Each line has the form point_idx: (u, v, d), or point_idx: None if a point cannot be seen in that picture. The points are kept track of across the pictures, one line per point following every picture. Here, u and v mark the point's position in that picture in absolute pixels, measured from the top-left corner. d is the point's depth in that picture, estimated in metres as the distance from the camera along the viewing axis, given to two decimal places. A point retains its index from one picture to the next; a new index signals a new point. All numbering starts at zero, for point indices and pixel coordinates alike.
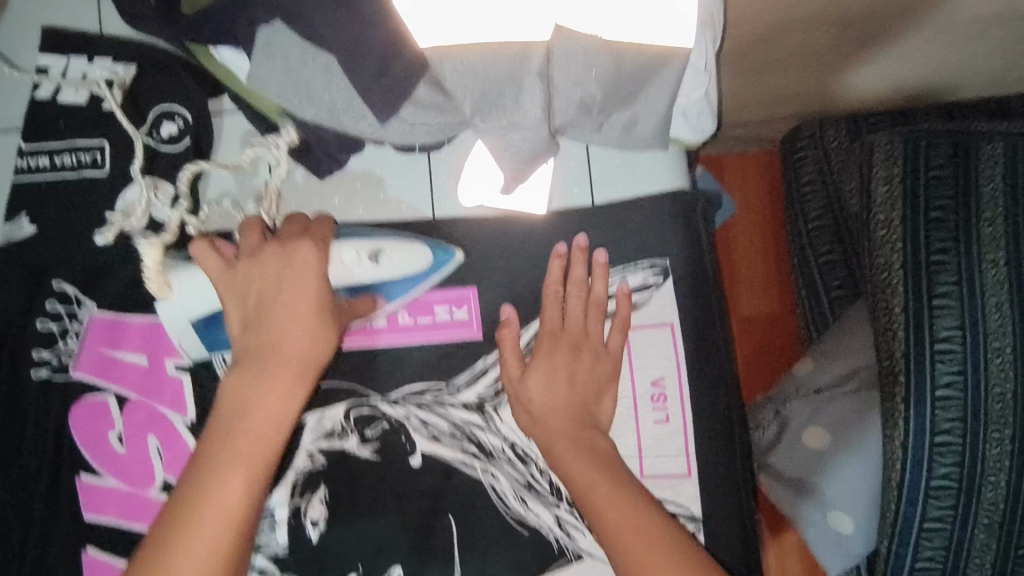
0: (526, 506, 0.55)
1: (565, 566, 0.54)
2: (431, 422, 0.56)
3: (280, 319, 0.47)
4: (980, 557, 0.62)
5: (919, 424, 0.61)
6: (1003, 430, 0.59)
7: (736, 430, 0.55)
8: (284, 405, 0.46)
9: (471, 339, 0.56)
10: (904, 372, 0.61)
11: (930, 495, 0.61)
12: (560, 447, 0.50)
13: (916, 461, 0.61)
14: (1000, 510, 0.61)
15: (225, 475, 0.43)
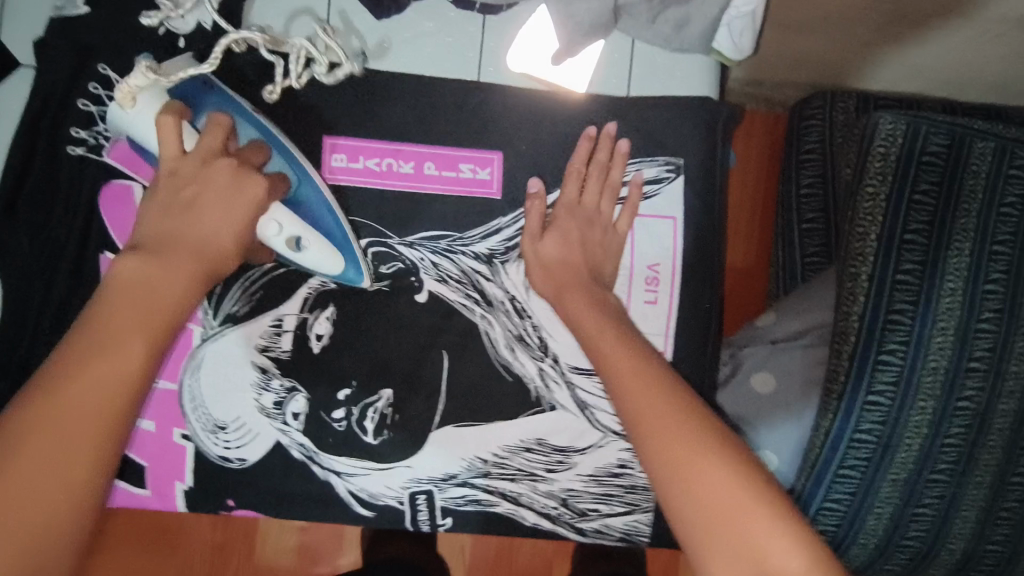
0: (514, 355, 0.61)
1: (538, 414, 0.61)
2: (441, 266, 0.60)
3: (195, 221, 0.47)
4: (881, 521, 0.64)
5: (857, 386, 0.62)
6: (927, 410, 0.61)
7: (712, 325, 0.62)
8: (177, 287, 0.44)
9: (492, 198, 0.60)
10: (854, 337, 0.62)
11: (851, 451, 0.62)
12: (567, 298, 0.54)
13: (846, 419, 0.62)
14: (912, 482, 0.63)
15: (115, 348, 0.39)
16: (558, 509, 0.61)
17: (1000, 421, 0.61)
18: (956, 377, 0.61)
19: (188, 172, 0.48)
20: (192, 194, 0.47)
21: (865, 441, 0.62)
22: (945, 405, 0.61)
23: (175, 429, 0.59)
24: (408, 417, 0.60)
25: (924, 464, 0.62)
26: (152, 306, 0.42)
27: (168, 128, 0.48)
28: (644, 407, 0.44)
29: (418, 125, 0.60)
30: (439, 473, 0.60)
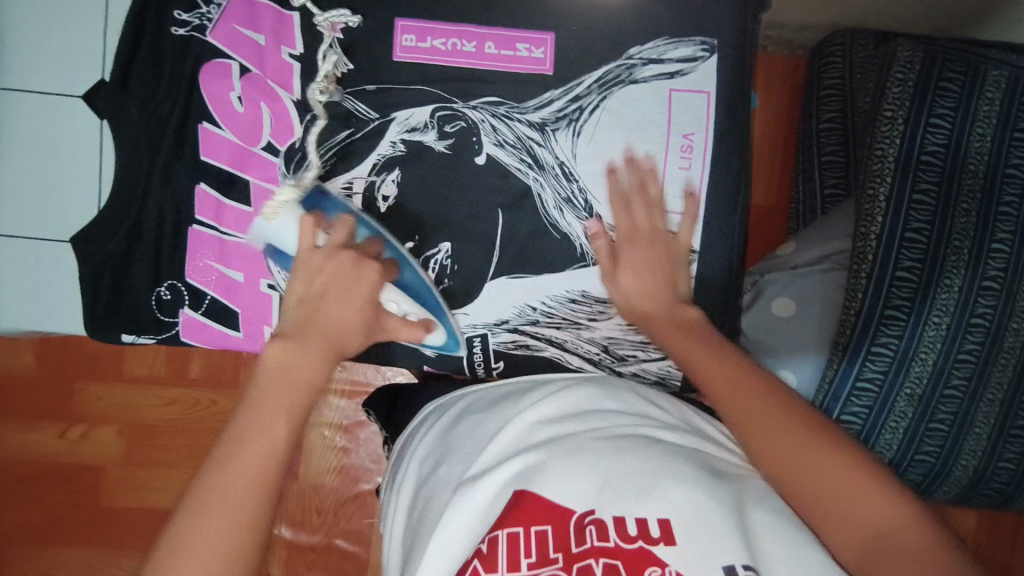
0: (561, 215, 0.68)
1: (582, 269, 0.68)
2: (499, 130, 0.67)
3: (326, 313, 0.54)
4: (896, 421, 0.75)
5: (879, 293, 0.72)
6: (942, 317, 0.71)
7: (742, 192, 0.69)
8: (310, 368, 0.52)
9: (546, 74, 0.67)
10: (874, 250, 0.73)
11: (868, 357, 0.72)
12: (628, 272, 0.64)
13: (866, 328, 0.72)
14: (924, 382, 0.73)
15: (264, 427, 0.49)
16: (600, 354, 0.70)
17: (1016, 323, 0.70)
18: (968, 290, 0.71)
19: (341, 270, 0.55)
20: (322, 284, 0.55)
21: (891, 338, 0.72)
22: (957, 313, 0.71)
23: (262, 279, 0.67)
24: (466, 267, 0.68)
25: (944, 361, 0.72)
26: (295, 394, 0.51)
27: (307, 229, 0.57)
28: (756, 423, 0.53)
29: (478, 8, 0.67)
30: (492, 319, 0.69)
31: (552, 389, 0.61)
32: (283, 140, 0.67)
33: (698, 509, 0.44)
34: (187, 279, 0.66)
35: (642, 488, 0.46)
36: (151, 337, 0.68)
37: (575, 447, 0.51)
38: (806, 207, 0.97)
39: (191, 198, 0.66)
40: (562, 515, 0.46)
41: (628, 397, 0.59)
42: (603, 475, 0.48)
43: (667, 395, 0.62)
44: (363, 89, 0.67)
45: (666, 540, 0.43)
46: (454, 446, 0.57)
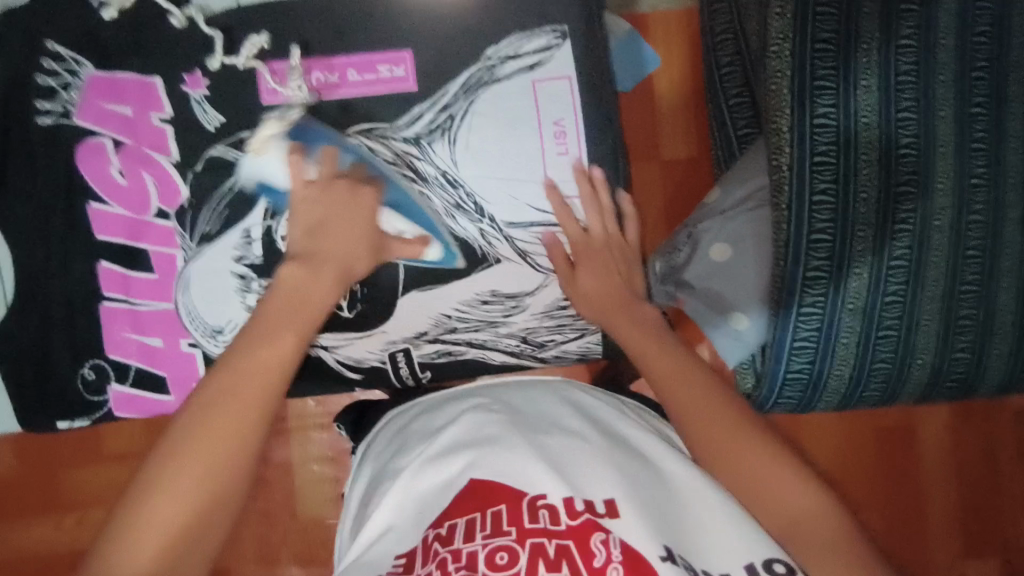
0: (454, 221, 0.70)
1: (487, 269, 0.70)
2: (378, 152, 0.69)
3: (330, 241, 0.64)
4: (847, 335, 0.75)
5: (801, 221, 0.73)
6: (867, 230, 0.73)
7: (620, 162, 0.72)
8: (284, 352, 0.56)
9: (410, 90, 0.70)
10: (789, 179, 0.74)
11: (805, 284, 0.74)
12: (607, 290, 0.68)
13: (796, 257, 0.74)
14: (863, 295, 0.73)
15: (209, 418, 0.52)
16: (520, 345, 0.73)
17: (939, 219, 0.72)
18: (885, 198, 0.72)
19: (339, 194, 0.65)
20: (334, 215, 0.65)
21: (821, 261, 0.73)
22: (879, 224, 0.73)
23: (181, 340, 0.69)
24: (375, 288, 0.70)
25: (877, 273, 0.73)
26: (259, 380, 0.54)
27: (296, 167, 0.66)
28: (701, 417, 0.57)
29: (332, 41, 0.69)
30: (412, 332, 0.71)
31: (504, 387, 0.63)
32: (173, 202, 0.68)
33: (636, 499, 0.49)
34: (108, 355, 0.68)
35: (591, 477, 0.50)
36: (85, 420, 0.69)
37: (533, 441, 0.53)
38: (726, 153, 0.99)
39: (95, 278, 0.67)
40: (515, 497, 0.48)
41: (562, 390, 0.61)
42: (557, 469, 0.51)
43: (609, 394, 0.64)
44: (238, 137, 0.68)
45: (611, 518, 0.47)
46: (401, 447, 0.59)
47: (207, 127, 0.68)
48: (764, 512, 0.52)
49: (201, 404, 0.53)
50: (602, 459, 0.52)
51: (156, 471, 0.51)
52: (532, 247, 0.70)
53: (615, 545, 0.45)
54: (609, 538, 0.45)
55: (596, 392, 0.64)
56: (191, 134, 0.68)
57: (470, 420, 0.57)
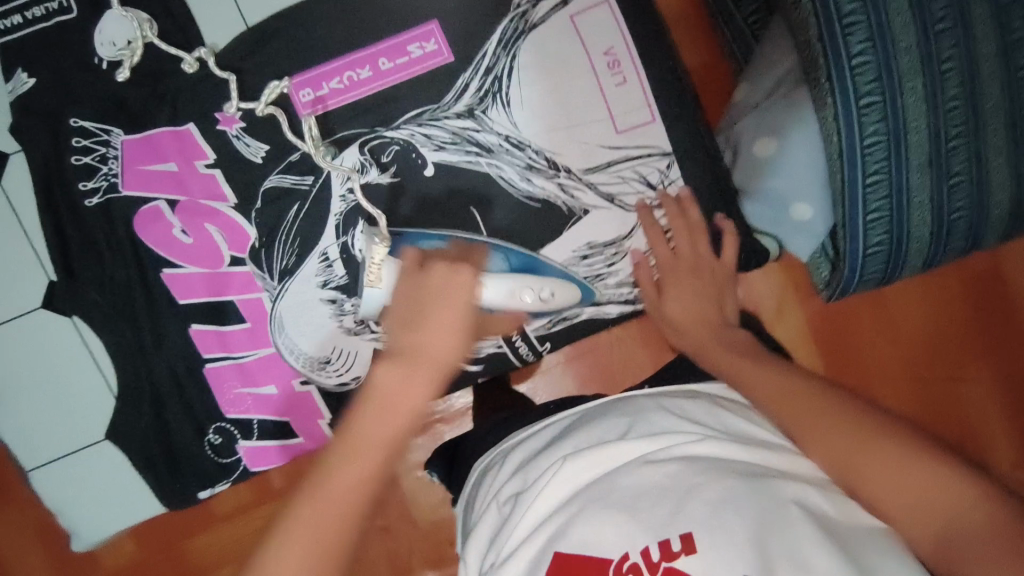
0: (531, 183, 0.66)
1: (578, 223, 0.66)
2: (433, 135, 0.65)
3: (430, 336, 0.47)
4: (914, 211, 0.65)
5: (845, 94, 0.62)
6: (915, 82, 0.61)
7: (681, 75, 0.67)
8: (404, 419, 0.46)
9: (448, 63, 0.65)
10: (822, 52, 0.63)
11: (865, 158, 0.63)
12: (686, 290, 0.66)
13: (850, 130, 0.63)
14: (928, 158, 0.63)
15: (349, 459, 0.45)
16: (634, 290, 0.69)
17: (985, 50, 0.60)
18: (926, 43, 0.61)
19: (437, 285, 0.49)
20: (427, 293, 0.49)
21: (880, 163, 0.63)
22: (928, 73, 0.61)
23: (293, 380, 0.67)
24: None
25: (933, 171, 0.64)
26: (383, 437, 0.46)
27: (410, 261, 0.53)
28: (823, 432, 0.50)
29: (353, 35, 0.64)
30: None
31: (583, 420, 0.57)
32: (244, 247, 0.65)
33: (722, 531, 0.43)
34: (228, 416, 0.66)
35: (672, 519, 0.44)
36: (224, 483, 0.68)
37: (611, 493, 0.48)
38: (741, 48, 0.86)
39: (191, 343, 0.65)
40: (600, 570, 0.44)
41: (651, 416, 0.53)
42: (636, 519, 0.45)
43: (721, 389, 0.58)
44: (289, 162, 0.65)
45: (688, 555, 0.42)
46: (489, 512, 0.54)
47: (254, 160, 0.65)
48: (907, 520, 0.45)
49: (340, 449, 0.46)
50: (683, 495, 0.45)
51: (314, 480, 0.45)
52: (617, 187, 0.66)
53: None
54: None
55: (693, 395, 0.57)
56: (242, 173, 0.64)
57: (558, 471, 0.51)
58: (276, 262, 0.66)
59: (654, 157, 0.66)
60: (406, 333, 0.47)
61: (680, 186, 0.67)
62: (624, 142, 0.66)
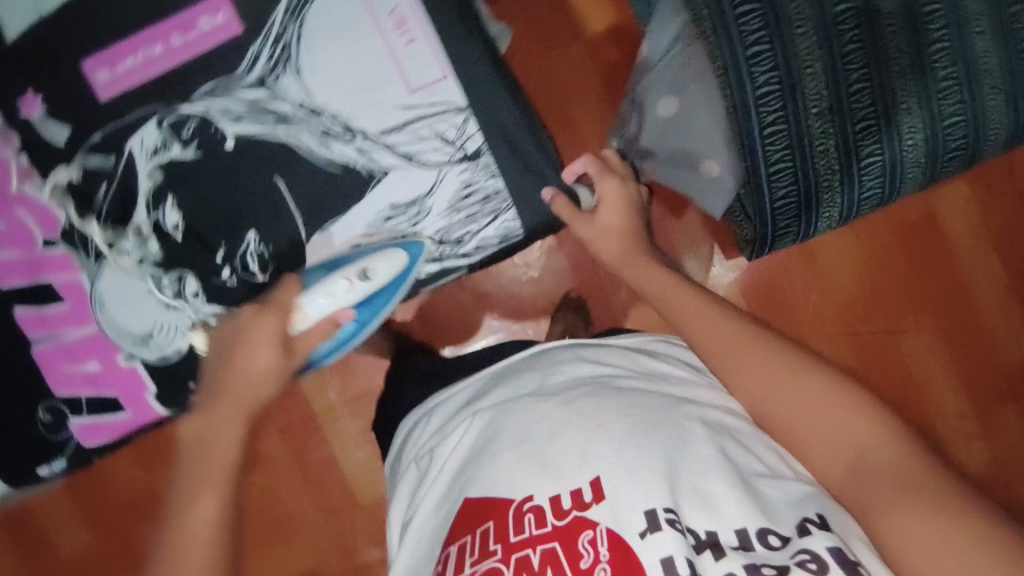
0: (330, 149, 0.67)
1: (380, 184, 0.67)
2: (228, 108, 0.66)
3: (242, 361, 0.55)
4: (828, 177, 0.87)
5: (744, 83, 0.84)
6: (813, 68, 0.85)
7: (475, 30, 0.66)
8: (224, 454, 0.50)
9: (238, 35, 0.65)
10: (721, 51, 0.84)
11: (767, 140, 0.85)
12: (616, 218, 0.66)
13: (748, 115, 0.85)
14: (829, 134, 0.86)
15: (220, 432, 0.51)
16: (438, 248, 0.70)
17: (888, 28, 0.85)
18: (820, 32, 0.84)
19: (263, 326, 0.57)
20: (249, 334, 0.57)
21: (774, 114, 0.85)
22: (822, 58, 0.85)
23: (117, 356, 0.69)
24: (277, 242, 0.68)
25: (839, 120, 0.86)
26: (210, 466, 0.49)
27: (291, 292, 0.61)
28: (725, 342, 0.54)
29: (142, 14, 0.65)
30: None
31: (514, 371, 0.63)
32: (56, 230, 0.67)
33: (626, 470, 0.49)
34: (57, 394, 0.69)
35: (579, 462, 0.50)
36: (62, 459, 0.71)
37: (531, 431, 0.54)
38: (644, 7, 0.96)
39: (15, 326, 0.68)
40: (505, 506, 0.50)
41: (568, 367, 0.60)
42: (553, 459, 0.51)
43: (609, 346, 0.64)
44: (92, 142, 0.66)
45: (597, 504, 0.48)
46: (422, 464, 0.60)
47: (58, 143, 0.66)
48: (821, 456, 0.49)
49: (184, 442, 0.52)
50: (592, 429, 0.52)
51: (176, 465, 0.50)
52: (415, 146, 0.67)
53: (602, 544, 0.46)
54: (597, 535, 0.46)
55: (596, 343, 0.65)
56: (48, 157, 0.66)
57: (473, 426, 0.58)
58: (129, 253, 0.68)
59: (450, 113, 0.66)
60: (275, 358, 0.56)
61: (482, 143, 0.67)
62: (419, 101, 0.66)
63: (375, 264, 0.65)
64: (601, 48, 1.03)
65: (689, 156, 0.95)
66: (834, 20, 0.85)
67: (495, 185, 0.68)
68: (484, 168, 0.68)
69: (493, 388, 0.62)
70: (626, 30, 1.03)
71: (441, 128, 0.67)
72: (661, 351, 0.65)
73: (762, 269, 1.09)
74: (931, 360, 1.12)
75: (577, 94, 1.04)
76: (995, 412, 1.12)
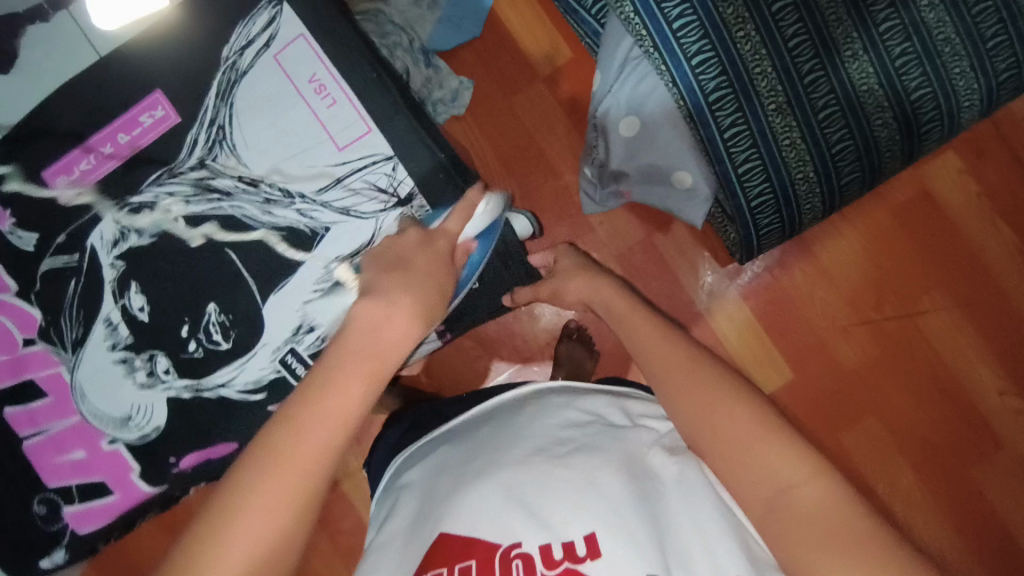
0: (272, 214, 0.70)
1: (323, 240, 0.70)
2: (175, 191, 0.70)
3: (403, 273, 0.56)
4: (802, 170, 0.87)
5: (693, 91, 0.83)
6: (762, 63, 0.83)
7: (393, 85, 0.71)
8: (357, 402, 0.48)
9: (176, 124, 0.71)
10: (665, 63, 0.83)
11: (729, 143, 0.85)
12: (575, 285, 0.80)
13: (705, 123, 0.84)
14: (795, 126, 0.85)
15: (303, 428, 0.46)
16: None
17: (834, 13, 0.83)
18: (764, 29, 0.82)
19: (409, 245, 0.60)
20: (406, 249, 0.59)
21: (732, 117, 0.84)
22: (770, 53, 0.83)
23: (101, 442, 0.72)
24: (237, 310, 0.71)
25: (801, 112, 0.85)
26: (339, 414, 0.47)
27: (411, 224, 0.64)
28: (688, 388, 0.58)
29: (90, 120, 0.70)
30: (288, 332, 0.71)
31: (502, 416, 0.65)
32: (34, 328, 0.70)
33: (621, 529, 0.48)
34: (51, 485, 0.72)
35: (568, 513, 0.50)
36: (61, 549, 0.73)
37: (526, 480, 0.53)
38: (592, 35, 0.97)
39: (5, 425, 0.71)
40: (490, 551, 0.49)
41: (561, 411, 0.63)
42: (541, 510, 0.51)
43: (600, 396, 0.66)
44: (57, 243, 0.70)
45: (592, 560, 0.47)
46: (400, 503, 0.60)
47: (27, 248, 0.70)
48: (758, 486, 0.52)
49: (275, 446, 0.45)
50: (584, 483, 0.52)
51: (227, 497, 0.43)
52: (350, 200, 0.70)
53: None
54: None
55: (584, 391, 0.67)
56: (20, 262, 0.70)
57: (445, 478, 0.58)
58: (107, 343, 0.71)
59: (379, 163, 0.71)
60: (417, 300, 0.54)
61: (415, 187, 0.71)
62: (349, 156, 0.71)
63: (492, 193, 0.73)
64: (563, 85, 1.06)
65: (658, 167, 0.95)
66: (774, 16, 0.82)
67: None
68: (417, 209, 0.71)
69: (485, 434, 0.63)
70: (584, 62, 1.06)
71: (383, 180, 0.71)
72: (648, 402, 0.68)
73: (761, 271, 1.06)
74: (956, 339, 1.06)
75: (548, 129, 1.06)
76: None
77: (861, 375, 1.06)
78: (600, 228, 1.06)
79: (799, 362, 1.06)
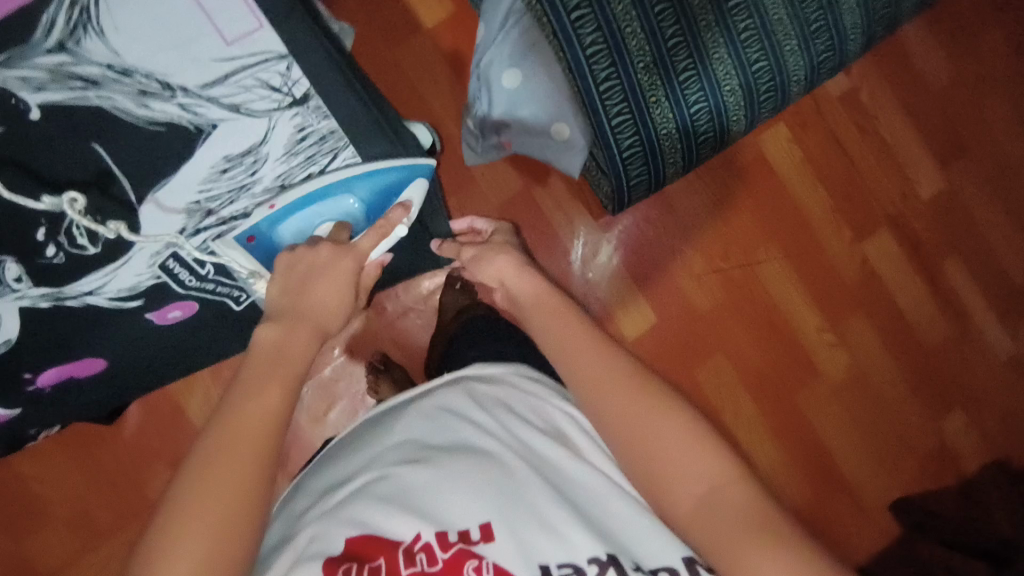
0: (149, 108, 0.64)
1: (210, 138, 0.66)
2: (27, 76, 0.61)
3: (315, 297, 0.65)
4: (667, 128, 0.96)
5: (572, 43, 0.90)
6: (632, 24, 0.91)
7: None
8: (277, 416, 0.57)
9: (27, 3, 0.61)
10: (547, 15, 0.89)
11: (603, 97, 0.92)
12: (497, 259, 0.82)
13: (582, 74, 0.91)
14: (660, 85, 0.93)
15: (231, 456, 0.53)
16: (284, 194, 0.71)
17: None
18: None
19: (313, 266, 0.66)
20: (316, 277, 0.66)
21: (606, 71, 0.91)
22: (639, 15, 0.91)
23: None
24: (107, 210, 0.65)
25: (665, 72, 0.93)
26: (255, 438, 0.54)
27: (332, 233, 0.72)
28: (595, 376, 0.66)
29: None
30: (170, 232, 0.67)
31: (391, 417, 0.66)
32: None
33: (508, 525, 0.53)
34: None
35: (458, 509, 0.54)
36: None
37: (423, 481, 0.56)
38: None
39: None
40: (391, 545, 0.52)
41: (452, 405, 0.65)
42: (437, 508, 0.54)
43: (488, 386, 0.69)
44: None
45: (484, 544, 0.52)
46: (296, 512, 0.60)
47: None
48: (678, 487, 0.59)
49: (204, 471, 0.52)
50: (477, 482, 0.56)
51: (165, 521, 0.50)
52: (241, 97, 0.66)
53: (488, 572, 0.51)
54: (482, 564, 0.51)
55: (474, 382, 0.70)
56: None
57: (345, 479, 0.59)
58: None
59: (272, 61, 0.67)
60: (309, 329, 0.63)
61: (310, 88, 0.69)
62: (239, 52, 0.66)
63: (410, 190, 0.77)
64: (445, 34, 1.07)
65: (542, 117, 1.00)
66: None
67: (329, 125, 0.70)
68: (315, 111, 0.70)
69: (377, 434, 0.64)
70: (466, 13, 1.08)
71: (275, 79, 0.67)
72: (543, 387, 0.72)
73: (629, 226, 1.17)
74: (787, 286, 1.23)
75: (430, 78, 1.07)
76: (847, 320, 1.25)
77: (713, 318, 1.20)
78: (482, 179, 1.10)
79: (663, 308, 1.18)
